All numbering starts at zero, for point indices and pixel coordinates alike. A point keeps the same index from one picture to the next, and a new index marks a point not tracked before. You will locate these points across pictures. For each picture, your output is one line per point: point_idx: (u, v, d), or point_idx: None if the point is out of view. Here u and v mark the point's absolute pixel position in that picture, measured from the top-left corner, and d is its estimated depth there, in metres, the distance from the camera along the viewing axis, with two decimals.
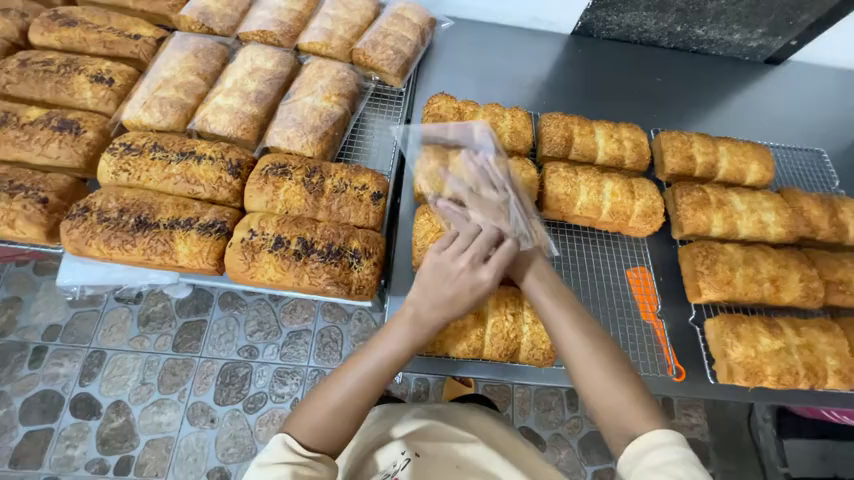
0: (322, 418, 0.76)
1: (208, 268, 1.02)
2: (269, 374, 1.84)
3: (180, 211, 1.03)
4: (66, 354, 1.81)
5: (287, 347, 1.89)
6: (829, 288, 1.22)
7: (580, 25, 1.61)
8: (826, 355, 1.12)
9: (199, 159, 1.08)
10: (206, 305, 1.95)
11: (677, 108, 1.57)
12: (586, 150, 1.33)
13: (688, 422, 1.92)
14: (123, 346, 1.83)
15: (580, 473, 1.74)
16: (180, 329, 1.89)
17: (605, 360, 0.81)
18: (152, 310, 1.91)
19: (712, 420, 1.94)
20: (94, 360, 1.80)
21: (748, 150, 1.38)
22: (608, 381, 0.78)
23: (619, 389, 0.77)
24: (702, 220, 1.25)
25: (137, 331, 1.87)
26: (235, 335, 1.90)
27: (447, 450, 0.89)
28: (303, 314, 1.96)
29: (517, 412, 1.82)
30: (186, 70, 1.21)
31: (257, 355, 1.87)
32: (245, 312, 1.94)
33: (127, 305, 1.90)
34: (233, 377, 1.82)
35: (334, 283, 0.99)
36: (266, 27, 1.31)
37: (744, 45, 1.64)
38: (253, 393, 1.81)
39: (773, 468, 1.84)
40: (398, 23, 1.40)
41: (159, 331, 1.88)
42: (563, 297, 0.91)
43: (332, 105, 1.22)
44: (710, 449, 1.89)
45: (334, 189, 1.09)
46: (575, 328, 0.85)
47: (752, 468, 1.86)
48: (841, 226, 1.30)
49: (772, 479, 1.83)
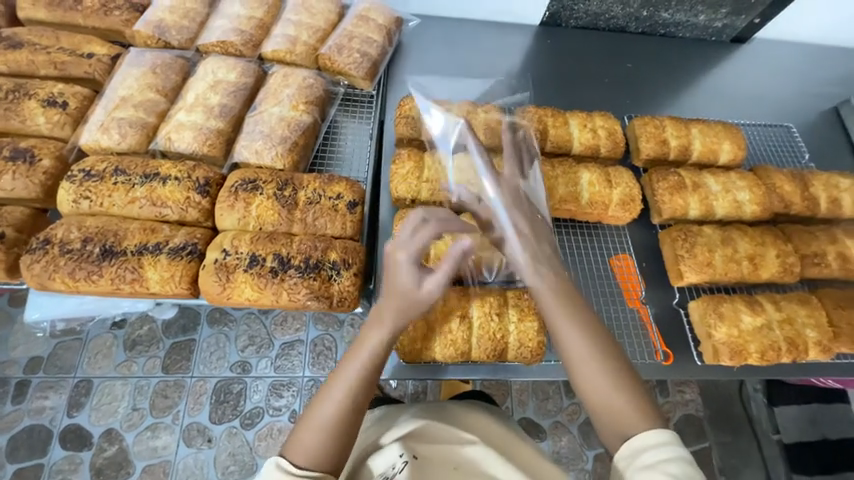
0: (317, 437, 0.75)
1: (182, 292, 0.98)
2: (264, 388, 1.81)
3: (148, 236, 0.99)
4: (51, 386, 1.74)
5: (281, 359, 1.86)
6: (805, 261, 1.24)
7: (548, 15, 1.61)
8: (806, 328, 1.15)
9: (164, 180, 1.04)
10: (193, 324, 1.89)
11: (648, 92, 1.58)
12: (562, 141, 1.33)
13: (683, 399, 1.95)
14: (110, 373, 1.78)
15: (582, 458, 1.76)
16: (168, 350, 1.84)
17: (601, 356, 0.79)
18: (137, 334, 1.86)
19: (706, 394, 1.98)
20: (81, 389, 1.74)
21: (720, 131, 1.39)
22: (608, 382, 0.77)
23: (619, 390, 0.76)
24: (679, 203, 1.27)
25: (123, 356, 1.81)
26: (225, 352, 1.85)
27: (445, 451, 0.85)
28: (294, 325, 1.93)
29: (516, 404, 1.83)
30: (144, 87, 1.17)
31: (250, 370, 1.83)
32: (234, 328, 1.90)
33: (110, 331, 1.84)
34: (227, 394, 1.78)
35: (314, 298, 0.97)
36: (226, 37, 1.27)
37: (709, 26, 1.66)
38: (249, 408, 1.77)
39: (766, 436, 1.89)
40: (364, 25, 1.37)
41: (146, 354, 1.83)
42: (566, 294, 0.85)
43: (300, 114, 1.19)
44: (706, 423, 1.93)
45: (307, 201, 1.06)
46: (576, 328, 0.81)
47: (747, 437, 1.91)
48: (813, 199, 1.32)
49: (766, 446, 1.88)
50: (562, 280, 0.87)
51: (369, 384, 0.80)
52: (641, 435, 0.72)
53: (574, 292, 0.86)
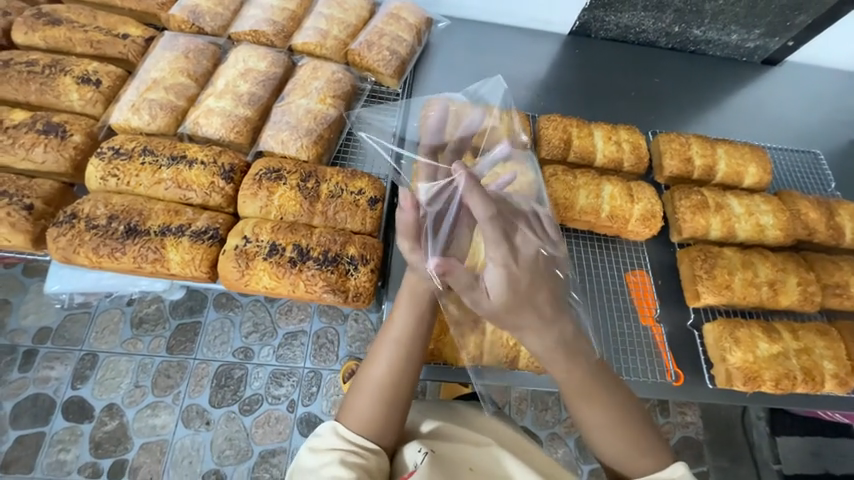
0: (372, 406, 0.81)
1: (201, 276, 0.99)
2: (265, 376, 1.82)
3: (172, 218, 1.00)
4: (57, 357, 1.77)
5: (284, 348, 1.87)
6: (826, 291, 1.22)
7: (578, 24, 1.60)
8: (823, 359, 1.12)
9: (191, 163, 1.05)
10: (200, 307, 1.92)
11: (674, 109, 1.57)
12: (585, 152, 1.32)
13: (683, 421, 1.93)
14: (116, 349, 1.80)
15: (577, 472, 1.75)
16: (174, 331, 1.86)
17: (609, 399, 0.79)
18: (145, 312, 1.88)
19: (706, 418, 1.95)
20: (87, 363, 1.77)
21: (746, 153, 1.37)
22: (629, 450, 0.79)
23: (639, 453, 0.79)
24: (701, 223, 1.25)
25: (130, 334, 1.84)
26: (230, 336, 1.87)
27: (460, 453, 0.84)
28: (299, 315, 1.94)
29: (514, 412, 1.82)
30: (176, 71, 1.18)
31: (252, 357, 1.85)
32: (241, 313, 1.92)
33: (119, 307, 1.87)
34: (229, 379, 1.80)
35: (331, 291, 0.97)
36: (258, 26, 1.28)
37: (741, 46, 1.64)
38: (249, 395, 1.79)
39: (767, 466, 1.88)
40: (394, 23, 1.38)
41: (152, 333, 1.85)
42: (585, 371, 0.78)
43: (327, 107, 1.19)
44: (705, 446, 1.90)
45: (329, 194, 1.07)
46: (596, 402, 0.79)
47: (746, 465, 1.88)
48: (838, 229, 1.30)
49: (765, 475, 1.86)
50: (584, 350, 0.79)
51: (412, 354, 0.85)
52: (660, 476, 0.77)
53: (592, 365, 0.79)
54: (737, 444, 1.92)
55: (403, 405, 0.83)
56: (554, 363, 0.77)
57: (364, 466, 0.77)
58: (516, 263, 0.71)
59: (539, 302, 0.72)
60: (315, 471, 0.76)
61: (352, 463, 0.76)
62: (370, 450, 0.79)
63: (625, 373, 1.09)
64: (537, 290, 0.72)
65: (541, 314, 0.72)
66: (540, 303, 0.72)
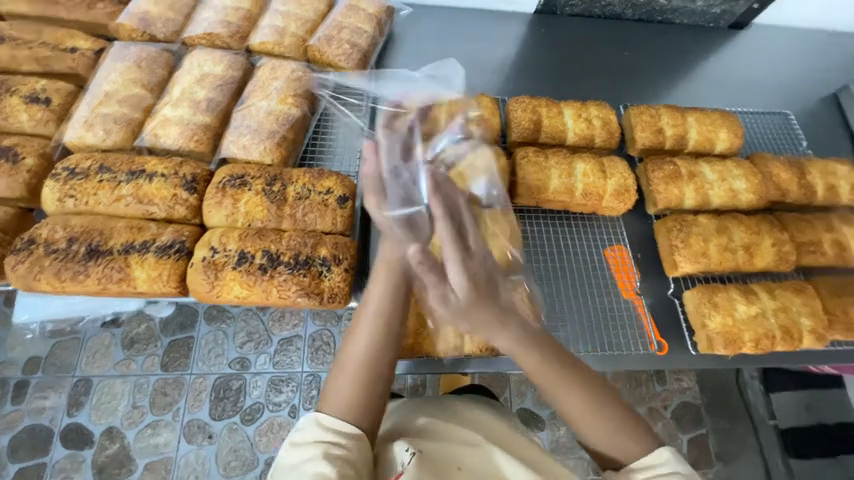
0: (350, 388, 0.80)
1: (170, 291, 0.96)
2: (263, 384, 1.81)
3: (134, 234, 0.96)
4: (50, 386, 1.74)
5: (280, 355, 1.86)
6: (801, 249, 1.23)
7: (542, 3, 1.57)
8: (801, 316, 1.14)
9: (151, 177, 1.02)
10: (191, 321, 1.89)
11: (644, 82, 1.56)
12: (555, 132, 1.30)
13: (680, 387, 1.97)
14: (109, 372, 1.78)
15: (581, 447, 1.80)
16: (168, 348, 1.84)
17: (584, 387, 0.80)
18: (135, 332, 1.85)
19: (701, 381, 2.10)
20: (81, 388, 1.75)
21: (716, 119, 1.37)
22: (606, 433, 0.79)
23: (618, 434, 0.79)
24: (674, 193, 1.26)
25: (122, 355, 1.81)
26: (224, 348, 1.85)
27: (450, 450, 0.83)
28: (293, 321, 1.92)
29: (514, 395, 1.87)
30: (128, 82, 1.13)
31: (249, 366, 1.83)
32: (233, 324, 1.90)
33: (109, 330, 1.84)
34: (227, 391, 1.79)
35: (304, 295, 0.95)
36: (212, 29, 1.24)
37: (707, 12, 1.62)
38: (249, 404, 1.78)
39: (763, 422, 1.93)
40: (353, 15, 1.33)
41: (145, 352, 1.82)
42: (554, 360, 0.78)
43: (288, 107, 1.15)
44: (701, 408, 2.04)
45: (297, 196, 1.04)
46: (568, 390, 0.79)
47: (743, 425, 2.00)
48: (809, 187, 1.31)
49: (763, 432, 1.93)
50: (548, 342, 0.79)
51: (389, 328, 0.84)
52: (643, 462, 0.78)
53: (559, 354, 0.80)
54: (733, 406, 2.04)
55: (381, 383, 0.82)
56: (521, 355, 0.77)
57: (346, 458, 0.73)
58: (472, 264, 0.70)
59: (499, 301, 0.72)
60: (296, 468, 0.72)
61: (335, 456, 0.73)
62: (353, 439, 0.76)
63: (608, 350, 1.09)
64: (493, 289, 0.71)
65: (503, 310, 0.72)
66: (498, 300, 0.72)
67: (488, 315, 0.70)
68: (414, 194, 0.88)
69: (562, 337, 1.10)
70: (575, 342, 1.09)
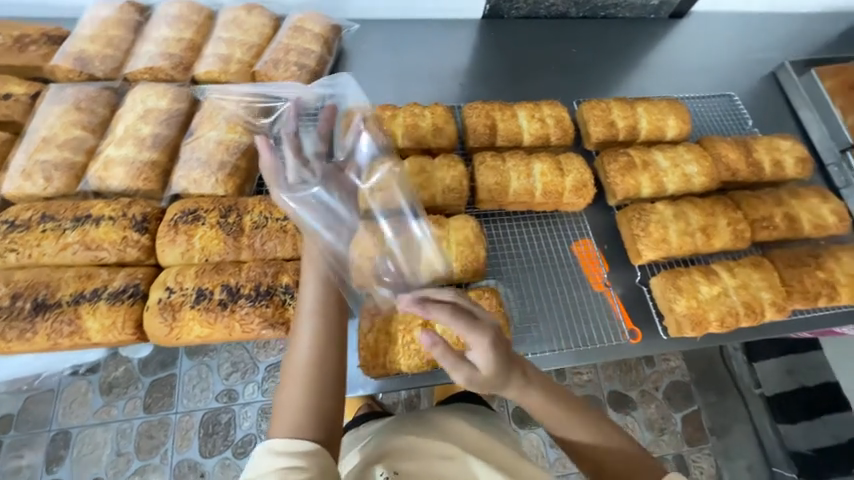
0: (300, 393, 0.78)
1: (127, 338, 0.93)
2: (254, 414, 1.76)
3: (84, 283, 0.93)
4: (25, 444, 1.65)
5: (268, 382, 1.80)
6: (755, 226, 1.28)
7: (489, 8, 1.58)
8: (760, 291, 1.18)
9: (97, 221, 0.98)
10: (172, 359, 1.82)
11: (594, 77, 1.60)
12: (511, 135, 1.32)
13: (668, 367, 2.02)
14: (89, 421, 1.69)
15: None
16: (149, 388, 1.76)
17: (585, 422, 0.87)
18: (113, 376, 1.76)
19: (689, 361, 2.04)
20: (60, 442, 1.66)
21: (664, 107, 1.42)
22: (604, 445, 0.86)
23: (611, 440, 0.87)
24: (631, 183, 1.29)
25: (101, 402, 1.73)
26: (209, 382, 1.79)
27: (427, 467, 0.83)
28: (278, 346, 1.86)
29: None
30: (67, 124, 1.10)
31: (237, 398, 1.78)
32: (217, 356, 1.83)
33: (85, 377, 1.75)
34: (216, 425, 1.73)
35: (269, 327, 0.93)
36: (153, 62, 1.21)
37: (648, 5, 1.67)
38: (240, 437, 1.72)
39: (750, 392, 2.00)
40: (299, 35, 1.32)
41: (125, 396, 1.74)
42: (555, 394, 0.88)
43: (239, 135, 1.13)
44: (692, 386, 1.99)
45: (254, 225, 1.02)
46: (568, 415, 0.87)
47: (733, 396, 1.99)
48: (757, 165, 1.36)
49: (751, 402, 1.98)
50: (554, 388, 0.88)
51: (330, 323, 0.85)
52: None
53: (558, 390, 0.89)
54: (722, 379, 2.02)
55: (331, 384, 0.80)
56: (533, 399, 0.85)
57: None
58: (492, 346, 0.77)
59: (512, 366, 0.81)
60: None
61: None
62: (309, 455, 0.72)
63: (582, 345, 1.11)
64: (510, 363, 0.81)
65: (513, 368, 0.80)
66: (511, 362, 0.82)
67: (500, 377, 0.78)
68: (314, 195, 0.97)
69: (535, 337, 1.11)
70: (549, 341, 1.11)
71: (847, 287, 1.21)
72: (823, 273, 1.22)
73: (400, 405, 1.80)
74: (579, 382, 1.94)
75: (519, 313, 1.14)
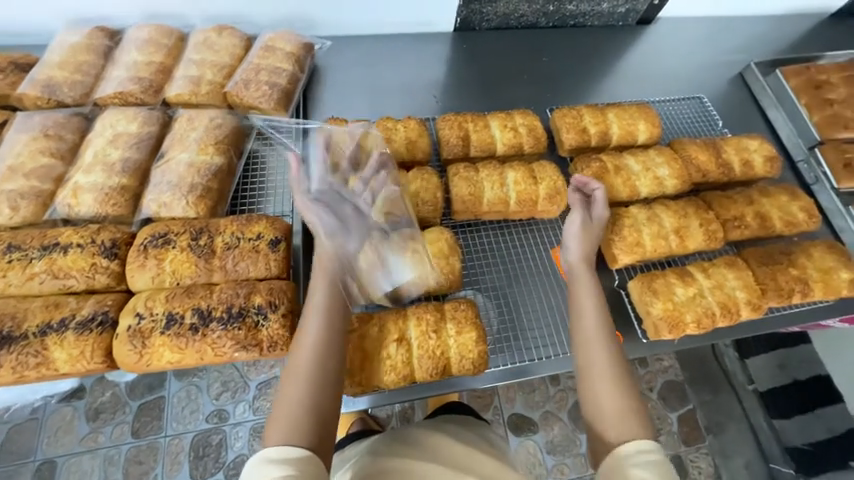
0: (302, 392, 0.79)
1: (97, 367, 0.92)
2: (245, 434, 1.72)
3: (51, 313, 0.92)
4: (7, 477, 1.60)
5: (259, 400, 1.77)
6: (727, 226, 1.30)
7: (460, 21, 1.61)
8: (735, 290, 1.19)
9: (65, 249, 0.97)
10: (159, 381, 1.78)
11: (566, 85, 1.62)
12: (485, 145, 1.33)
13: (661, 366, 2.02)
14: (74, 449, 1.65)
15: (576, 442, 1.83)
16: (137, 412, 1.72)
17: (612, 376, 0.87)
18: (99, 401, 1.73)
19: (682, 361, 2.05)
20: (44, 472, 1.61)
21: (634, 112, 1.44)
22: (608, 414, 0.83)
23: (618, 421, 0.82)
24: (604, 188, 1.30)
25: (87, 429, 1.68)
26: (199, 403, 1.76)
27: None
28: (268, 363, 1.84)
29: (504, 402, 1.89)
30: (36, 153, 1.09)
31: (227, 418, 1.74)
32: (205, 377, 1.80)
33: (70, 404, 1.71)
34: (207, 447, 1.69)
35: (242, 349, 0.93)
36: (123, 87, 1.21)
37: (614, 12, 1.71)
38: (232, 458, 1.69)
39: (743, 388, 2.01)
40: (270, 55, 1.33)
41: (113, 421, 1.70)
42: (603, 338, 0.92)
43: (210, 157, 1.14)
44: (686, 385, 2.00)
45: (226, 246, 1.02)
46: (599, 366, 0.88)
47: (726, 392, 2.01)
48: (727, 165, 1.39)
49: (744, 397, 2.00)
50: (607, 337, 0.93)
51: (336, 326, 0.86)
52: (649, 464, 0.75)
53: (616, 347, 0.92)
54: (714, 375, 2.04)
55: (332, 385, 0.82)
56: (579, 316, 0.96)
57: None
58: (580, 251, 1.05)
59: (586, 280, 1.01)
60: None
61: None
62: (304, 462, 0.72)
63: (562, 351, 1.11)
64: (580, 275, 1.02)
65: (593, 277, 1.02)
66: (585, 275, 1.01)
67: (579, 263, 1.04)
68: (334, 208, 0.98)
69: (512, 345, 1.11)
70: (528, 350, 1.10)
71: (820, 283, 1.22)
72: (796, 269, 1.24)
73: (394, 418, 1.77)
74: (573, 386, 1.93)
75: (497, 324, 1.14)
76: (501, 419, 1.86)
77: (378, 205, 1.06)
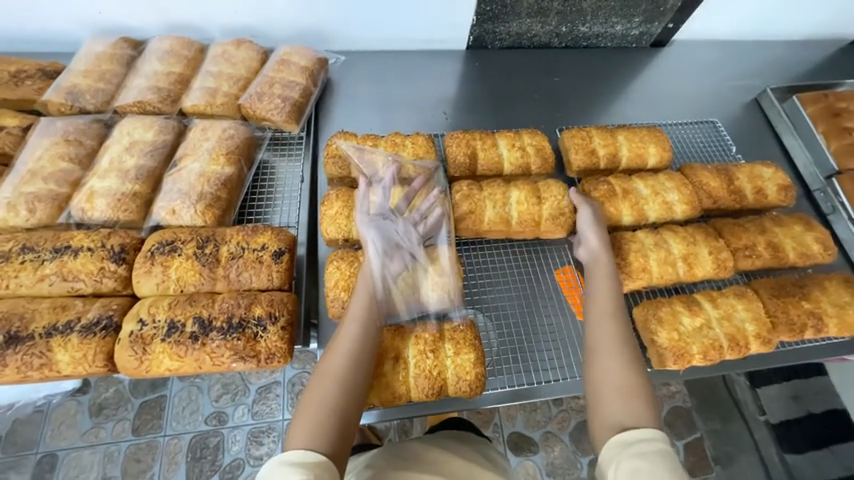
0: (331, 390, 0.83)
1: (99, 370, 0.93)
2: (242, 438, 1.72)
3: (58, 314, 0.94)
4: (9, 468, 1.62)
5: (259, 404, 1.78)
6: (737, 255, 1.27)
7: (472, 39, 1.62)
8: (744, 322, 1.16)
9: (76, 252, 1.00)
10: (162, 381, 1.80)
11: (577, 104, 1.62)
12: (492, 163, 1.33)
13: (668, 392, 1.96)
14: (76, 443, 1.66)
15: (576, 466, 1.78)
16: (138, 411, 1.74)
17: (622, 360, 0.87)
18: (103, 397, 1.75)
19: (690, 387, 1.99)
20: (45, 465, 1.63)
21: (645, 135, 1.43)
22: (613, 396, 0.83)
23: (623, 403, 0.82)
24: (611, 211, 1.29)
25: (89, 424, 1.70)
26: (199, 404, 1.77)
27: None
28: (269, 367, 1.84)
29: (504, 420, 1.85)
30: (55, 157, 1.13)
31: (226, 420, 1.75)
32: (207, 378, 1.81)
33: (75, 398, 1.74)
34: (204, 449, 1.69)
35: (239, 359, 0.93)
36: (142, 96, 1.25)
37: (628, 35, 1.71)
38: (229, 461, 1.68)
39: (755, 419, 1.92)
40: (285, 69, 1.37)
41: (115, 418, 1.72)
42: (614, 322, 0.93)
43: (221, 167, 1.17)
44: (694, 413, 1.94)
45: (230, 256, 1.03)
46: (608, 348, 0.89)
47: (738, 424, 1.92)
48: (739, 192, 1.36)
49: (757, 430, 1.90)
50: (619, 324, 0.93)
51: (371, 336, 0.91)
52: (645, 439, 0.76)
53: (627, 333, 0.92)
54: (725, 404, 1.96)
55: (358, 393, 0.85)
56: (590, 303, 0.99)
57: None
58: (596, 242, 1.10)
59: (601, 272, 1.04)
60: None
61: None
62: (320, 468, 0.73)
63: (562, 376, 1.08)
64: (596, 266, 1.05)
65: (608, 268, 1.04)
66: (603, 266, 1.05)
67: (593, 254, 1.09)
68: (386, 232, 1.06)
69: (512, 368, 1.09)
70: (527, 373, 1.09)
71: (834, 318, 1.18)
72: (809, 303, 1.20)
73: (392, 430, 1.75)
74: (576, 407, 1.89)
75: (497, 345, 1.12)
76: (501, 437, 1.82)
77: (424, 238, 1.12)
